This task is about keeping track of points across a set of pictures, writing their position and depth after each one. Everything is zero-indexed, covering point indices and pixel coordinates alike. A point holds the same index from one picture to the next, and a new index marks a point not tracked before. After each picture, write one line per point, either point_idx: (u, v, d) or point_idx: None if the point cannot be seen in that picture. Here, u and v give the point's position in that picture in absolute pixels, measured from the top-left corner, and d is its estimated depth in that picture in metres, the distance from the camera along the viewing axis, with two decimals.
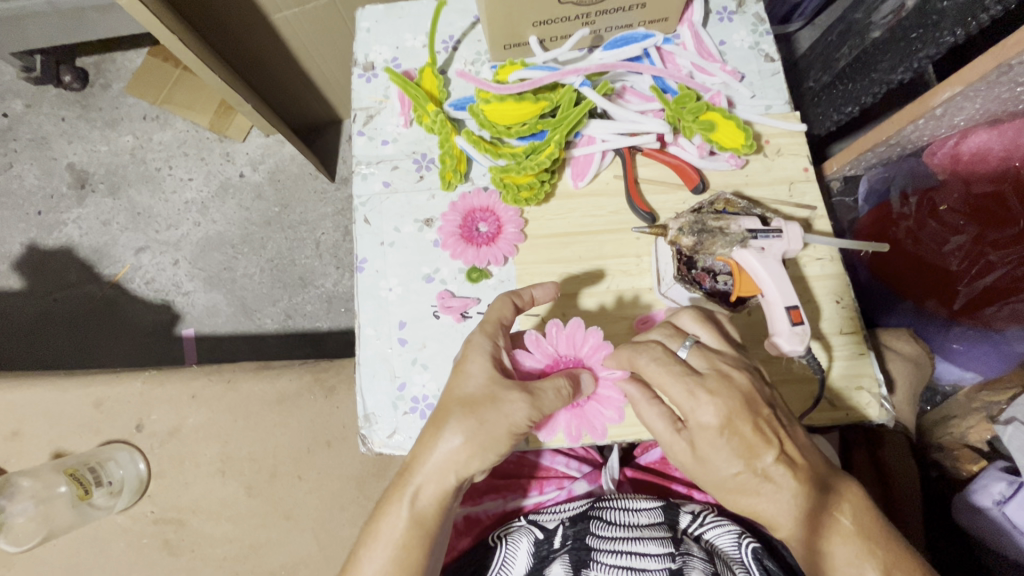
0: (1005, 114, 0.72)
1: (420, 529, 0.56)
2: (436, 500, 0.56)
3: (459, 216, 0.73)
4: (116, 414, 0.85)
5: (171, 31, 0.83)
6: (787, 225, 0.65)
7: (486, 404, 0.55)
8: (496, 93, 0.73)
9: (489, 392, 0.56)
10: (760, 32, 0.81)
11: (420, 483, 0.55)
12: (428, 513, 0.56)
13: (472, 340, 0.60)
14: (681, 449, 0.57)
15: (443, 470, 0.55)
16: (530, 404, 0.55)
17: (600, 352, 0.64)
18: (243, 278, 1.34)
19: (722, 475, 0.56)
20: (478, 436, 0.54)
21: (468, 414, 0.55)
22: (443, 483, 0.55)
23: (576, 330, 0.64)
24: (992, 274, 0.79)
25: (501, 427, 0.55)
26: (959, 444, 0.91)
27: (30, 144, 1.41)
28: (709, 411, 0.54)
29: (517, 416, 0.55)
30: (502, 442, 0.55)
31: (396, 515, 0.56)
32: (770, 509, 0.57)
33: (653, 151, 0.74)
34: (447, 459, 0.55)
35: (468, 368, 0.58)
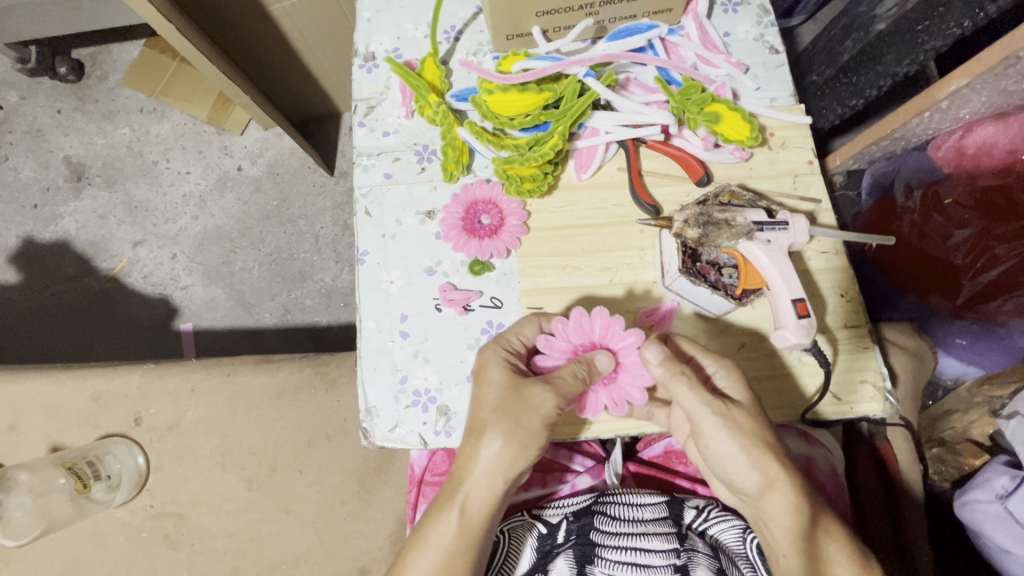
0: (1009, 107, 0.71)
1: (466, 537, 0.57)
2: (484, 507, 0.58)
3: (461, 208, 0.72)
4: (114, 408, 0.84)
5: (169, 21, 0.82)
6: (793, 217, 0.64)
7: (517, 404, 0.55)
8: (500, 83, 0.71)
9: (512, 389, 0.56)
10: (765, 23, 0.80)
11: (469, 491, 0.57)
12: (476, 522, 0.57)
13: (488, 348, 0.60)
14: (719, 422, 0.57)
15: (490, 472, 0.56)
16: (555, 392, 0.56)
17: (612, 327, 0.62)
18: (242, 273, 1.33)
19: (758, 451, 0.57)
20: (518, 435, 0.55)
21: (503, 417, 0.55)
22: (491, 487, 0.57)
23: (581, 318, 0.62)
24: (995, 269, 0.79)
25: (536, 422, 0.56)
26: (960, 438, 0.94)
27: (26, 136, 1.40)
28: (736, 380, 0.60)
29: (551, 411, 0.56)
30: (540, 436, 0.56)
31: (446, 522, 0.57)
32: (777, 502, 0.57)
33: (656, 143, 0.72)
34: (493, 463, 0.56)
35: (489, 371, 0.58)
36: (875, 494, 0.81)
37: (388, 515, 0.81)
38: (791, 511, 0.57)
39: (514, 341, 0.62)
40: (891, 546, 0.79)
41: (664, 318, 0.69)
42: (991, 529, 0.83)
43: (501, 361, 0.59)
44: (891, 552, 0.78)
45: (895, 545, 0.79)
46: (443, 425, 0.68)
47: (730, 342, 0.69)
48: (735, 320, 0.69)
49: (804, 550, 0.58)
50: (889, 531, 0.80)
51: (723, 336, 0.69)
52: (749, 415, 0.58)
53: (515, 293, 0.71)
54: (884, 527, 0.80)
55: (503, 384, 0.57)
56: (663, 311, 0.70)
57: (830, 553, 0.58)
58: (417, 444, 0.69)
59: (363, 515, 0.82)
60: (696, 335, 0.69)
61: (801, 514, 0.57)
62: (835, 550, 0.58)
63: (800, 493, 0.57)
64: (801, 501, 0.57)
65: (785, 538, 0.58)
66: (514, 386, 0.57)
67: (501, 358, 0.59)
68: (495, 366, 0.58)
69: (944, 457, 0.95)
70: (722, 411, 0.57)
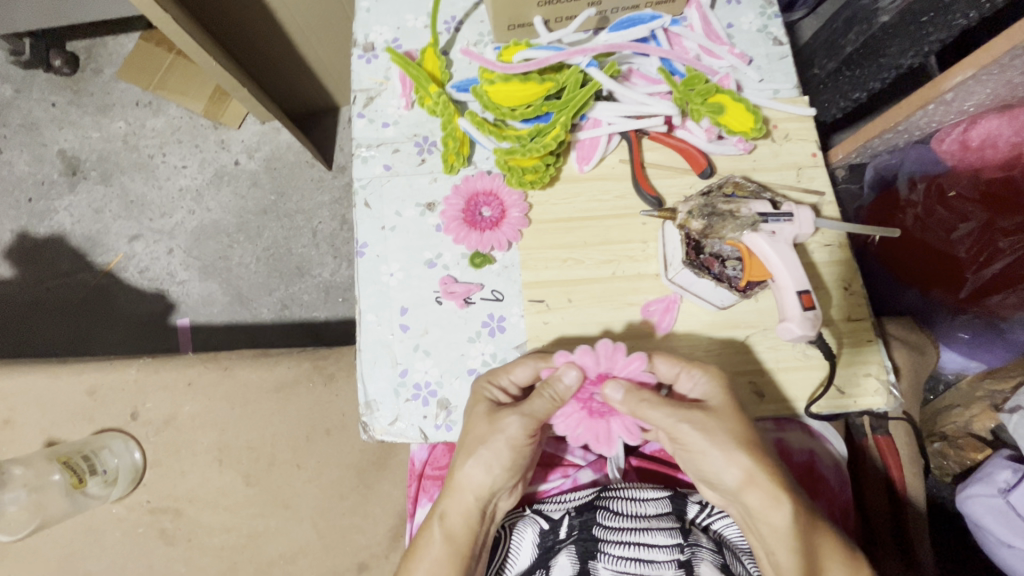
0: (1014, 99, 0.71)
1: (452, 547, 0.61)
2: (463, 520, 0.62)
3: (462, 200, 0.71)
4: (110, 402, 0.83)
5: (165, 11, 0.81)
6: (798, 208, 0.63)
7: (487, 428, 0.61)
8: (501, 73, 0.70)
9: (486, 415, 0.61)
10: (769, 15, 0.80)
11: (446, 505, 0.62)
12: (459, 533, 0.62)
13: (477, 381, 0.64)
14: (690, 428, 0.58)
15: (465, 490, 0.62)
16: (519, 414, 0.60)
17: (617, 357, 0.61)
18: (239, 268, 1.32)
19: (735, 448, 0.58)
20: (486, 456, 0.60)
21: (474, 441, 0.61)
22: (467, 502, 0.62)
23: (583, 354, 0.62)
24: (1000, 261, 0.79)
25: (504, 445, 0.60)
26: (961, 433, 0.93)
27: (20, 129, 1.38)
28: (719, 385, 0.61)
29: (518, 435, 0.60)
30: (504, 456, 0.60)
31: (430, 533, 0.62)
32: (758, 497, 0.58)
33: (659, 135, 0.72)
34: (468, 481, 0.61)
35: (470, 401, 0.63)
36: (877, 493, 0.81)
37: (387, 510, 0.81)
38: (774, 506, 0.57)
39: (505, 380, 0.63)
40: (892, 541, 0.79)
41: (664, 313, 0.68)
42: (991, 523, 0.83)
43: (485, 395, 0.63)
44: (890, 541, 0.80)
45: (896, 536, 0.79)
46: (444, 419, 0.68)
47: (733, 335, 0.68)
48: (738, 313, 0.69)
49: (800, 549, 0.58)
50: (892, 525, 0.80)
51: (726, 329, 0.68)
52: (728, 415, 0.59)
53: (517, 286, 0.70)
54: (886, 525, 0.80)
55: (479, 411, 0.62)
56: (664, 305, 0.68)
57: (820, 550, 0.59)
58: (418, 438, 0.68)
59: (362, 511, 0.81)
60: (699, 329, 0.69)
61: (784, 508, 0.57)
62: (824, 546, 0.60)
63: (779, 488, 0.58)
64: (780, 496, 0.57)
65: (772, 537, 0.59)
66: (489, 411, 0.61)
67: (487, 393, 0.63)
68: (480, 400, 0.62)
69: (946, 452, 0.94)
70: (697, 415, 0.59)
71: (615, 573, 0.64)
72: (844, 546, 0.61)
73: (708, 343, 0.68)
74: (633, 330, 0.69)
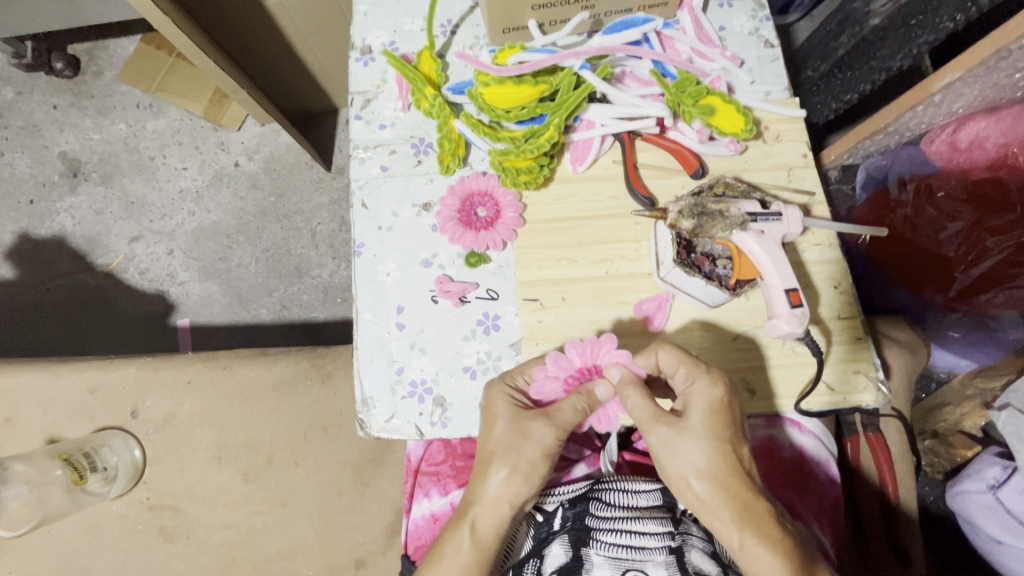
0: (1002, 101, 0.72)
1: (482, 553, 0.60)
2: (493, 526, 0.60)
3: (457, 200, 0.72)
4: (111, 401, 0.84)
5: (164, 14, 0.82)
6: (787, 208, 0.65)
7: (517, 438, 0.59)
8: (495, 75, 0.71)
9: (512, 424, 0.60)
10: (760, 17, 0.81)
11: (478, 512, 0.60)
12: (488, 539, 0.60)
13: (493, 383, 0.63)
14: (659, 437, 0.58)
15: (497, 500, 0.59)
16: (552, 425, 0.59)
17: (587, 349, 0.65)
18: (238, 269, 1.33)
19: (688, 469, 0.58)
20: (521, 465, 0.59)
21: (506, 451, 0.59)
22: (499, 511, 0.60)
23: (557, 359, 0.64)
24: (990, 260, 0.80)
25: (537, 452, 0.59)
26: (953, 430, 0.97)
27: (21, 131, 1.40)
28: (709, 398, 0.59)
29: (551, 443, 0.59)
30: (542, 466, 0.59)
31: (459, 540, 0.60)
32: (710, 517, 0.58)
33: (652, 137, 0.74)
34: (499, 491, 0.59)
35: (494, 407, 0.62)
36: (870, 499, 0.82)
37: (384, 507, 0.82)
38: (726, 529, 0.58)
39: (520, 380, 0.64)
40: (885, 539, 0.80)
41: (656, 312, 0.69)
42: (983, 520, 0.85)
43: (507, 399, 0.62)
44: (883, 540, 0.80)
45: (890, 538, 0.80)
46: (440, 416, 0.69)
47: (725, 333, 0.69)
48: (729, 312, 0.70)
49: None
50: (883, 525, 0.80)
51: (717, 327, 0.69)
52: (693, 433, 0.58)
53: (512, 284, 0.71)
54: (878, 522, 0.80)
55: (505, 420, 0.60)
56: (657, 304, 0.70)
57: None
58: (414, 435, 0.69)
59: (359, 508, 0.82)
60: (692, 327, 0.69)
61: (733, 534, 0.57)
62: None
63: (733, 515, 0.57)
64: (730, 523, 0.57)
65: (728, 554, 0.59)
66: (517, 420, 0.60)
67: (505, 393, 0.62)
68: (500, 401, 0.62)
69: (937, 450, 0.99)
70: (665, 426, 0.58)
71: (608, 559, 0.64)
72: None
73: (700, 341, 0.69)
74: (624, 329, 0.70)
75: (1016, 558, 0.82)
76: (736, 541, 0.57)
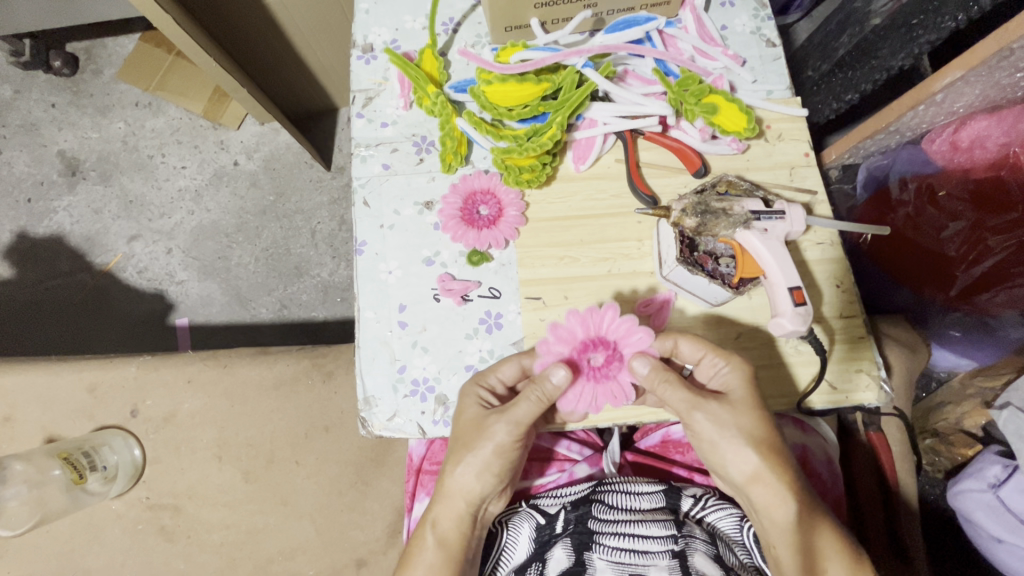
0: (1004, 100, 0.72)
1: (446, 551, 0.62)
2: (454, 523, 0.63)
3: (459, 199, 0.72)
4: (110, 399, 0.84)
5: (165, 11, 0.82)
6: (789, 207, 0.65)
7: (473, 435, 0.61)
8: (498, 73, 0.71)
9: (475, 421, 0.61)
10: (762, 17, 0.81)
11: (437, 511, 0.63)
12: (451, 537, 0.62)
13: (466, 384, 0.64)
14: (703, 418, 0.59)
15: (456, 495, 0.62)
16: (506, 422, 0.60)
17: (588, 319, 0.61)
18: (238, 268, 1.33)
19: (745, 444, 0.59)
20: (474, 462, 0.61)
21: (462, 445, 0.61)
22: (456, 508, 0.62)
23: (558, 329, 0.61)
24: (990, 259, 0.80)
25: (490, 451, 0.60)
26: (953, 429, 0.97)
27: (19, 130, 1.39)
28: (742, 377, 0.60)
29: (505, 441, 0.60)
30: (495, 462, 0.61)
31: (423, 540, 0.63)
32: (763, 493, 0.59)
33: (655, 135, 0.73)
34: (460, 486, 0.62)
35: (461, 405, 0.63)
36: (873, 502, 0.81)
37: (386, 506, 0.82)
38: (778, 503, 0.59)
39: (493, 379, 0.64)
40: (886, 538, 0.81)
41: (659, 311, 0.70)
42: (983, 518, 0.85)
43: (478, 400, 0.63)
44: (883, 538, 0.81)
45: (890, 535, 0.81)
46: (442, 414, 0.69)
47: (728, 332, 0.69)
48: (731, 311, 0.70)
49: (801, 548, 0.59)
50: (884, 520, 0.81)
51: (720, 326, 0.69)
52: (745, 409, 0.60)
53: (514, 283, 0.71)
54: (878, 521, 0.81)
55: (468, 418, 0.62)
56: (658, 303, 0.70)
57: (823, 548, 0.59)
58: (416, 434, 0.69)
59: (361, 507, 0.82)
60: (695, 326, 0.69)
61: (787, 507, 0.59)
62: (826, 548, 0.59)
63: (785, 487, 0.59)
64: (787, 496, 0.58)
65: (775, 531, 0.60)
66: (477, 417, 0.61)
67: (476, 394, 0.63)
68: (470, 404, 0.63)
69: (937, 448, 1.00)
70: (714, 406, 0.59)
71: (610, 563, 0.65)
72: (851, 551, 0.60)
73: (703, 340, 0.69)
74: None
75: (1015, 556, 0.83)
76: (793, 512, 0.59)
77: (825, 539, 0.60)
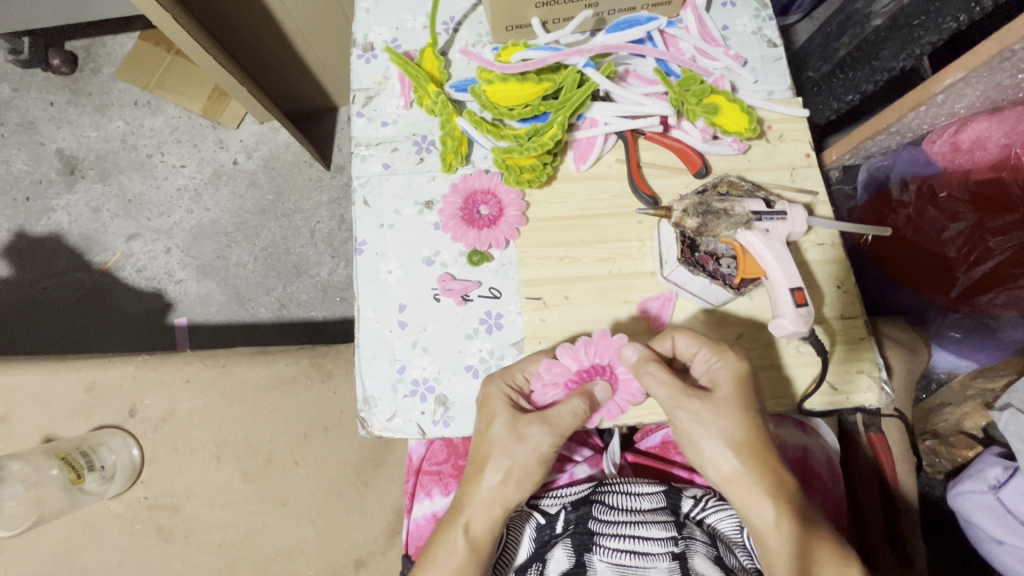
0: (1005, 101, 0.72)
1: (476, 555, 0.61)
2: (486, 528, 0.61)
3: (460, 199, 0.72)
4: (107, 399, 0.83)
5: (165, 10, 0.81)
6: (791, 207, 0.65)
7: (512, 442, 0.59)
8: (499, 72, 0.70)
9: (511, 425, 0.59)
10: (763, 17, 0.81)
11: (470, 515, 0.61)
12: (481, 542, 0.61)
13: (491, 382, 0.63)
14: (685, 416, 0.59)
15: (491, 503, 0.60)
16: (551, 432, 0.59)
17: (579, 351, 0.64)
18: (237, 267, 1.32)
19: (724, 444, 0.58)
20: (514, 470, 0.59)
21: (500, 454, 0.59)
22: (491, 513, 0.60)
23: (552, 368, 0.63)
24: (991, 261, 0.80)
25: (531, 458, 0.59)
26: (953, 430, 0.98)
27: (17, 128, 1.39)
28: (733, 374, 0.59)
29: (545, 448, 0.59)
30: (536, 470, 0.59)
31: (454, 543, 0.61)
32: (741, 495, 0.59)
33: (655, 135, 0.73)
34: (492, 494, 0.60)
35: (491, 407, 0.61)
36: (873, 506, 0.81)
37: (385, 507, 0.81)
38: (756, 505, 0.58)
39: (518, 378, 0.64)
40: (885, 539, 0.81)
41: (658, 312, 0.69)
42: (983, 520, 0.85)
43: (506, 398, 0.61)
44: (884, 539, 0.81)
45: (891, 536, 0.80)
46: (442, 415, 0.68)
47: (729, 333, 0.69)
48: (731, 312, 0.70)
49: (784, 549, 0.59)
50: (884, 520, 0.81)
51: (720, 327, 0.69)
52: (727, 410, 0.58)
53: (515, 283, 0.71)
54: (879, 518, 0.81)
55: (503, 422, 0.60)
56: (659, 303, 0.70)
57: (812, 552, 0.59)
58: (416, 434, 0.68)
59: (360, 508, 0.81)
60: (695, 327, 0.69)
61: (765, 508, 0.58)
62: (818, 551, 0.59)
63: (763, 488, 0.58)
64: (764, 498, 0.58)
65: (753, 530, 0.60)
66: (513, 422, 0.59)
67: (504, 390, 0.62)
68: (502, 408, 0.60)
69: (938, 450, 0.99)
70: (694, 404, 0.58)
71: (610, 565, 0.65)
72: (838, 550, 0.60)
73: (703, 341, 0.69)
74: (629, 328, 0.69)
75: (1016, 557, 0.83)
76: (771, 515, 0.58)
77: (812, 540, 0.59)
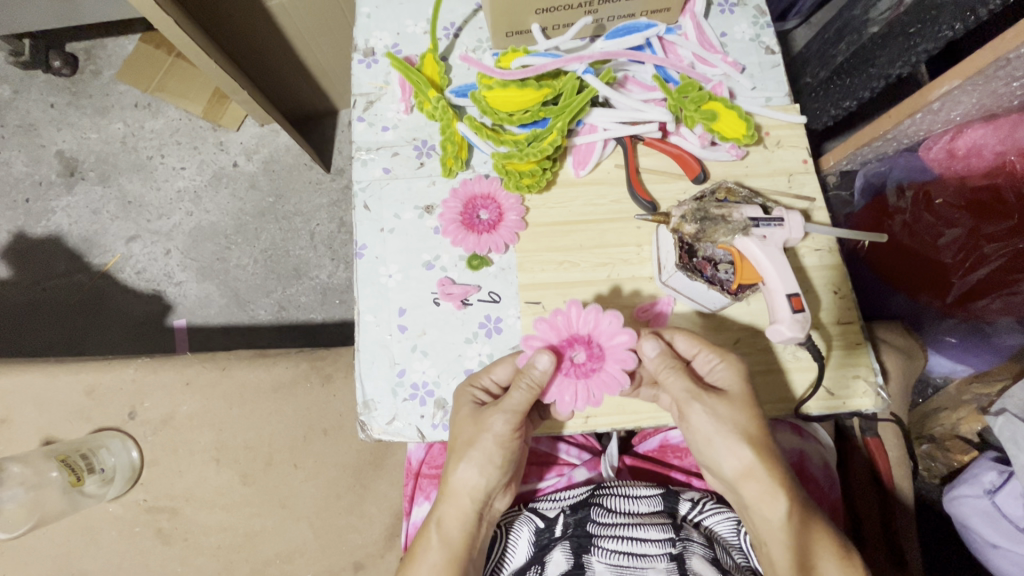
0: (1000, 109, 0.73)
1: (450, 551, 0.62)
2: (459, 523, 0.62)
3: (459, 203, 0.72)
4: (107, 402, 0.84)
5: (167, 15, 0.82)
6: (788, 214, 0.65)
7: (472, 432, 0.61)
8: (499, 79, 0.72)
9: (471, 416, 0.62)
10: (761, 24, 0.81)
11: (441, 511, 0.63)
12: (454, 537, 0.62)
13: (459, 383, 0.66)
14: (701, 410, 0.60)
15: (460, 493, 0.62)
16: (502, 412, 0.60)
17: (556, 321, 0.62)
18: (236, 269, 1.33)
19: (738, 439, 0.59)
20: (476, 457, 0.61)
21: (461, 444, 0.61)
22: (462, 505, 0.62)
23: (532, 342, 0.62)
24: (985, 267, 0.81)
25: (492, 445, 0.61)
26: (949, 435, 1.00)
27: (18, 130, 1.39)
28: (739, 373, 0.61)
29: (503, 432, 0.60)
30: (497, 454, 0.61)
31: (428, 539, 0.63)
32: (755, 490, 0.59)
33: (654, 141, 0.74)
34: (461, 484, 0.62)
35: (456, 405, 0.64)
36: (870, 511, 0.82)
37: (384, 509, 0.82)
38: (769, 500, 0.59)
39: (487, 380, 0.65)
40: (882, 539, 0.81)
41: (656, 316, 0.70)
42: (978, 523, 0.86)
43: (471, 398, 0.64)
44: (880, 542, 0.81)
45: (887, 539, 0.81)
46: (441, 418, 0.69)
47: (726, 337, 0.70)
48: (729, 317, 0.70)
49: (792, 545, 0.59)
50: (880, 523, 0.82)
51: (718, 332, 0.70)
52: (740, 406, 0.60)
53: (514, 288, 0.72)
54: (875, 521, 0.82)
55: (464, 414, 0.62)
56: (657, 307, 0.70)
57: (817, 548, 0.59)
58: (416, 438, 0.69)
59: (359, 510, 0.82)
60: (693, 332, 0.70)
61: (778, 502, 0.59)
62: (822, 547, 0.59)
63: (776, 483, 0.58)
64: (777, 492, 0.58)
65: (764, 528, 0.60)
66: (473, 414, 0.62)
67: (470, 393, 0.64)
68: (465, 403, 0.63)
69: (934, 454, 1.02)
70: (711, 399, 0.60)
71: (609, 566, 0.65)
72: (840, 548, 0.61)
73: None
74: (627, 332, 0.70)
75: (1012, 562, 0.83)
76: (783, 509, 0.59)
77: (817, 537, 0.60)
